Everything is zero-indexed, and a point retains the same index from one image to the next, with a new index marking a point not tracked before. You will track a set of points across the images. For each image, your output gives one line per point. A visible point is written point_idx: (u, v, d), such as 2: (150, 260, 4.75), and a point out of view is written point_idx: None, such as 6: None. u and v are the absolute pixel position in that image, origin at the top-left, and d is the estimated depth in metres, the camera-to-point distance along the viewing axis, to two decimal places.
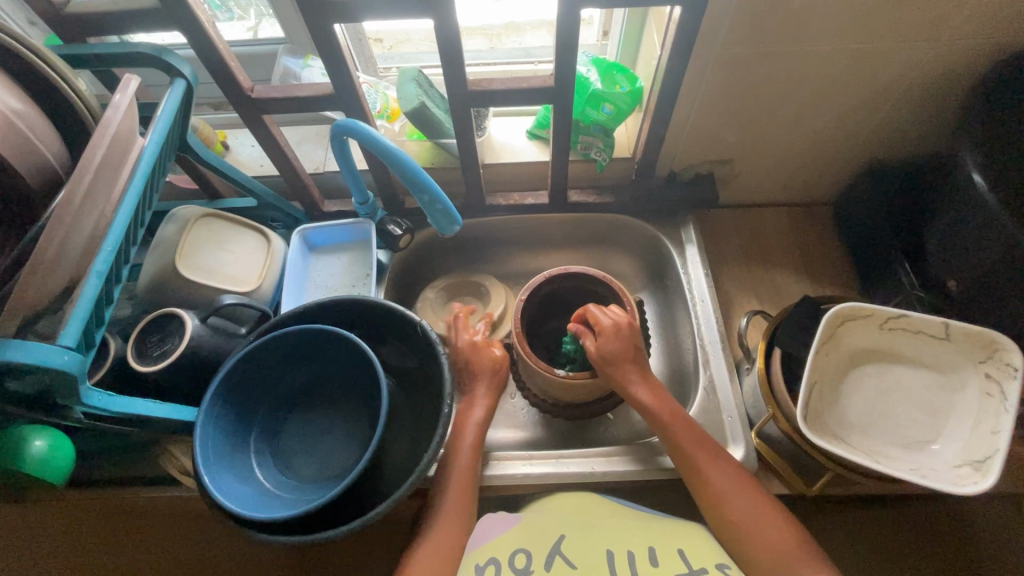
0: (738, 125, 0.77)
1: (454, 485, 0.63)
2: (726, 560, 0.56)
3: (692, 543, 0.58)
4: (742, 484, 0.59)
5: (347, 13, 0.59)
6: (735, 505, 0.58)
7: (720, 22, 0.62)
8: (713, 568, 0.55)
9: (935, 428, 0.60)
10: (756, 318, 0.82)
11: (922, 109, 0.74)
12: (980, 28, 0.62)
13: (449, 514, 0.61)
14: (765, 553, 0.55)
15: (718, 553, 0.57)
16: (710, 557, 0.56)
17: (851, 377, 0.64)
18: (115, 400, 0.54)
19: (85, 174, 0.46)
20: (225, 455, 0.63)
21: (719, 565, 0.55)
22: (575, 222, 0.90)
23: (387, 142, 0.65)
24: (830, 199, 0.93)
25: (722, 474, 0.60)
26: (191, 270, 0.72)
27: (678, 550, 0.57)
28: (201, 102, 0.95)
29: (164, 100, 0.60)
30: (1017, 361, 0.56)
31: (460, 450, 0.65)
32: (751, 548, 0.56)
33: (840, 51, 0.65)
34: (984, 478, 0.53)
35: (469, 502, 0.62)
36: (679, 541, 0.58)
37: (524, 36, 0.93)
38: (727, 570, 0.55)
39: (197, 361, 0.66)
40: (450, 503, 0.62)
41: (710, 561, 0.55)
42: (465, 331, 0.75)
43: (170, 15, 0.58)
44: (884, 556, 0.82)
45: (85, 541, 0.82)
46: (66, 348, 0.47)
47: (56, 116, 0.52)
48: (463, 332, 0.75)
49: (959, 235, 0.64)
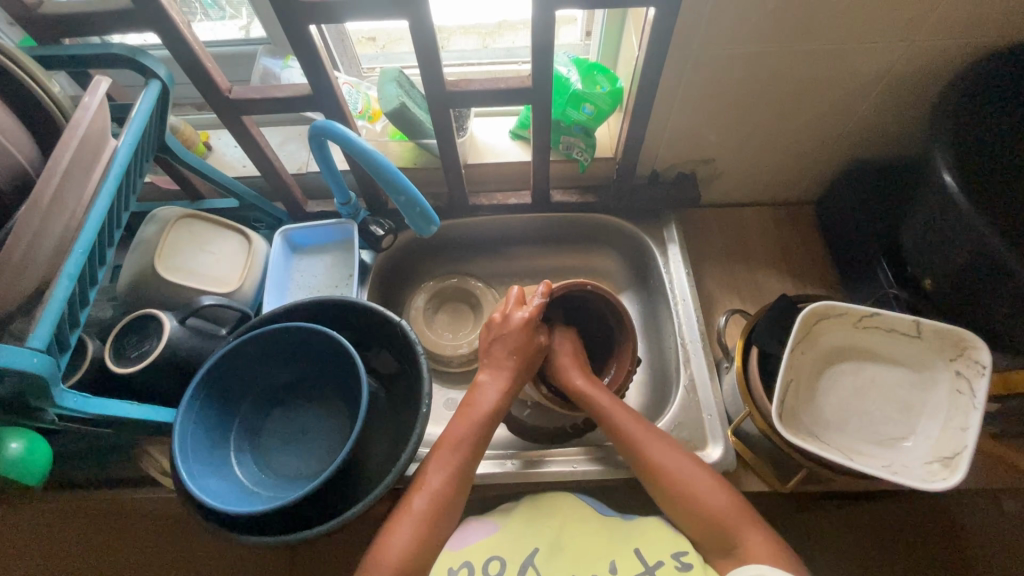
0: (717, 125, 0.78)
1: (447, 465, 0.60)
2: (684, 547, 0.57)
3: (649, 539, 0.58)
4: (680, 457, 0.60)
5: (322, 14, 0.59)
6: (683, 481, 0.58)
7: (695, 23, 0.62)
8: (668, 559, 0.56)
9: (908, 425, 0.61)
10: (736, 316, 0.83)
11: (898, 109, 0.74)
12: (950, 29, 0.63)
13: (439, 500, 0.58)
14: (712, 526, 0.56)
15: (674, 537, 0.58)
16: (667, 548, 0.57)
17: (827, 375, 0.65)
18: (92, 402, 0.54)
19: (54, 176, 0.46)
20: (204, 450, 0.64)
21: (675, 555, 0.56)
22: (558, 221, 0.90)
23: (364, 144, 0.65)
24: (813, 198, 0.93)
25: (664, 450, 0.60)
26: (171, 271, 0.72)
27: (634, 549, 0.58)
28: (183, 103, 0.95)
29: (139, 101, 0.60)
30: (986, 358, 0.57)
31: (462, 429, 0.62)
32: (710, 524, 0.56)
33: (816, 51, 0.66)
34: (953, 474, 0.54)
35: (459, 492, 0.60)
36: (637, 540, 0.59)
37: (513, 36, 0.94)
38: (682, 558, 0.56)
39: (175, 362, 0.66)
40: (439, 485, 0.59)
41: (666, 552, 0.57)
42: (516, 309, 0.69)
43: (143, 17, 0.58)
44: (864, 553, 0.83)
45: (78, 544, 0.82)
46: (36, 350, 0.47)
47: (28, 117, 0.52)
48: (514, 310, 0.69)
49: (928, 235, 0.65)
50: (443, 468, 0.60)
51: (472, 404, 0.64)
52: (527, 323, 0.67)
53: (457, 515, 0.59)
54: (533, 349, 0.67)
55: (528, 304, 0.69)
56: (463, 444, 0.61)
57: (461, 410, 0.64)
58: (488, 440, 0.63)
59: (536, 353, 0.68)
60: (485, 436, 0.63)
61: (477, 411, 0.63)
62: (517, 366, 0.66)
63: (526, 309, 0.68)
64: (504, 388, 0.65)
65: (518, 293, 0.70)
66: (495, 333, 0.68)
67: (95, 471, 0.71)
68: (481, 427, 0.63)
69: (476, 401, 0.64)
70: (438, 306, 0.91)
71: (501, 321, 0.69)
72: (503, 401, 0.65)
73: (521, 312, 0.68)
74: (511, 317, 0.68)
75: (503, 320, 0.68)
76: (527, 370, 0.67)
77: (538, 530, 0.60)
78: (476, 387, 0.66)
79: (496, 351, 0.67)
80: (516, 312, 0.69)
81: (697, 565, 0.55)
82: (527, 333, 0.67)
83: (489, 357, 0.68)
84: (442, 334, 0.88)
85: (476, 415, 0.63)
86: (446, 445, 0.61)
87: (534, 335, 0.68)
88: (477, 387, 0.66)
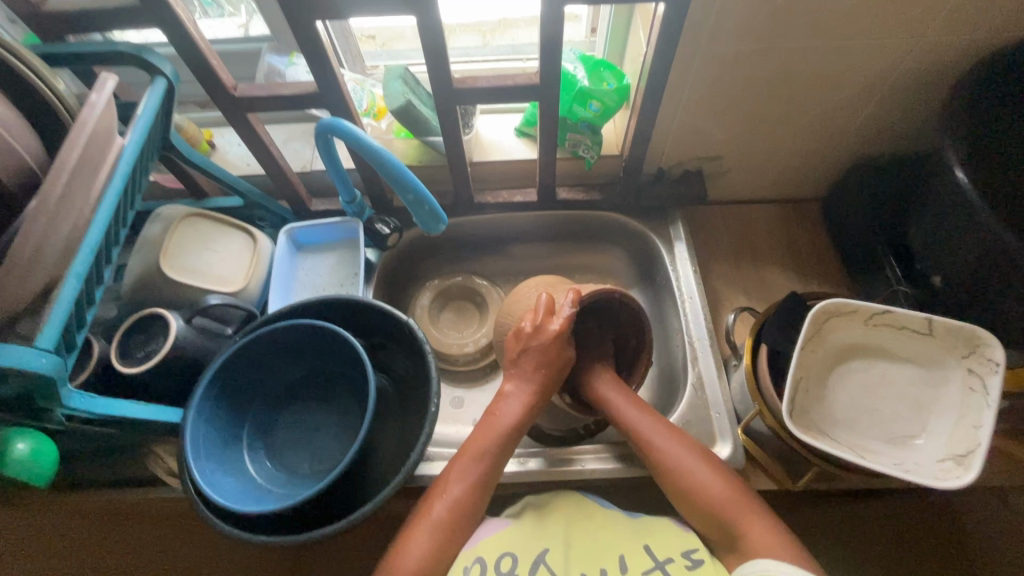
0: (725, 122, 0.77)
1: (469, 474, 0.59)
2: (696, 544, 0.57)
3: (659, 536, 0.58)
4: (685, 448, 0.61)
5: (328, 10, 0.58)
6: (687, 471, 0.59)
7: (704, 18, 0.62)
8: (679, 557, 0.56)
9: (920, 423, 0.60)
10: (744, 314, 0.83)
11: (908, 105, 0.74)
12: (962, 24, 0.63)
13: (458, 505, 0.58)
14: (715, 516, 0.57)
15: (686, 535, 0.58)
16: (677, 546, 0.57)
17: (838, 373, 0.64)
18: (99, 402, 0.54)
19: (62, 175, 0.46)
20: (216, 449, 0.64)
21: (686, 552, 0.56)
22: (564, 219, 0.90)
23: (372, 141, 0.64)
24: (819, 195, 0.93)
25: (670, 442, 0.61)
26: (176, 270, 0.72)
27: (643, 546, 0.57)
28: (187, 101, 0.94)
29: (145, 99, 0.59)
30: (999, 356, 0.56)
31: (484, 438, 0.61)
32: (714, 514, 0.57)
33: (826, 47, 0.65)
34: (967, 472, 0.54)
35: (480, 499, 0.59)
36: (646, 537, 0.58)
37: (514, 34, 0.93)
38: (693, 555, 0.56)
39: (182, 362, 0.66)
40: (460, 494, 0.58)
41: (676, 550, 0.57)
42: (546, 320, 0.64)
43: (149, 14, 0.58)
44: (872, 550, 0.83)
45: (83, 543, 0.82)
46: (44, 350, 0.46)
47: (33, 115, 0.51)
48: (545, 321, 0.64)
49: (940, 232, 0.64)
50: (464, 477, 0.59)
51: (496, 415, 0.63)
52: (559, 337, 0.63)
53: (467, 515, 0.59)
54: (562, 362, 0.64)
55: (561, 315, 0.64)
56: (486, 456, 0.60)
57: (484, 420, 0.63)
58: (511, 451, 0.63)
59: (563, 367, 0.65)
60: (509, 447, 0.62)
61: (500, 422, 0.62)
62: (545, 379, 0.64)
63: (558, 320, 0.64)
64: (530, 401, 0.64)
65: (548, 302, 0.65)
66: (524, 345, 0.64)
67: (101, 472, 0.70)
68: (505, 439, 0.62)
69: (500, 412, 0.63)
70: (444, 305, 0.90)
71: (531, 331, 0.64)
72: (528, 414, 0.63)
73: (554, 323, 0.64)
74: (543, 329, 0.64)
75: (532, 331, 0.64)
76: (554, 382, 0.65)
77: (550, 532, 0.59)
78: (501, 397, 0.65)
79: (524, 362, 0.64)
80: (547, 322, 0.64)
81: (707, 563, 0.55)
82: (558, 348, 0.63)
83: (516, 368, 0.65)
84: (448, 333, 0.88)
85: (499, 427, 0.62)
86: (467, 453, 0.61)
87: (564, 347, 0.64)
88: (501, 397, 0.64)
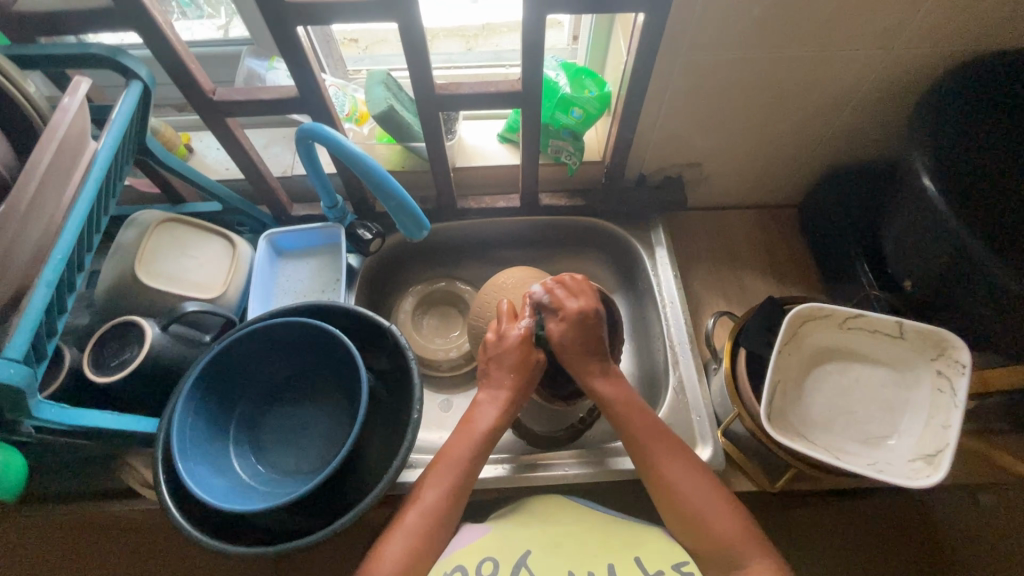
0: (703, 129, 0.79)
1: (443, 481, 0.59)
2: (684, 556, 0.57)
3: (649, 548, 0.58)
4: (693, 474, 0.59)
5: (308, 14, 0.57)
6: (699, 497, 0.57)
7: (682, 29, 0.63)
8: (668, 569, 0.56)
9: (891, 423, 0.62)
10: (723, 319, 0.84)
11: (876, 112, 0.76)
12: (927, 38, 0.65)
13: (431, 512, 0.57)
14: (708, 542, 0.55)
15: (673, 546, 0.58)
16: (666, 559, 0.57)
17: (812, 375, 0.66)
18: (69, 413, 0.53)
19: (32, 180, 0.45)
20: (203, 443, 0.63)
21: (675, 565, 0.56)
22: (546, 225, 0.90)
23: (352, 147, 0.64)
24: (795, 201, 0.95)
25: (686, 462, 0.60)
26: (152, 276, 0.70)
27: (634, 557, 0.57)
28: (164, 104, 0.93)
29: (119, 102, 0.58)
30: (966, 358, 0.58)
31: (461, 445, 0.61)
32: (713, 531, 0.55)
33: (798, 58, 0.67)
34: (936, 471, 0.55)
35: (455, 506, 0.59)
36: (634, 547, 0.58)
37: (497, 40, 0.93)
38: (682, 567, 0.56)
39: (158, 372, 0.65)
40: (434, 499, 0.58)
41: (665, 563, 0.56)
42: (509, 324, 0.66)
43: (124, 17, 0.57)
44: (848, 548, 0.85)
45: (63, 553, 0.80)
46: (13, 359, 0.45)
47: (2, 117, 0.50)
48: (507, 325, 0.66)
49: (907, 240, 0.66)
50: (439, 484, 0.59)
51: (470, 423, 0.63)
52: (522, 340, 0.65)
53: (440, 536, 0.57)
54: (532, 367, 0.65)
55: (522, 319, 0.66)
56: (461, 462, 0.60)
57: (461, 426, 0.63)
58: (489, 455, 0.63)
59: (535, 369, 0.65)
60: (485, 452, 0.62)
61: (477, 429, 0.62)
62: (517, 383, 0.64)
63: (520, 325, 0.66)
64: (505, 405, 0.64)
65: (509, 307, 0.68)
66: (491, 353, 0.66)
67: (73, 486, 0.68)
68: (479, 445, 0.62)
69: (476, 419, 0.63)
70: (427, 311, 0.90)
71: (494, 339, 0.66)
72: (503, 418, 0.64)
73: (517, 329, 0.66)
74: (506, 335, 0.66)
75: (495, 337, 0.66)
76: (527, 387, 0.65)
77: (531, 533, 0.60)
78: (474, 405, 0.65)
79: (494, 371, 0.65)
80: (510, 328, 0.66)
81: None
82: (524, 350, 0.65)
83: (486, 376, 0.66)
84: (432, 339, 0.88)
85: (475, 434, 0.62)
86: (445, 459, 0.61)
87: (532, 351, 0.65)
88: (475, 406, 0.65)
